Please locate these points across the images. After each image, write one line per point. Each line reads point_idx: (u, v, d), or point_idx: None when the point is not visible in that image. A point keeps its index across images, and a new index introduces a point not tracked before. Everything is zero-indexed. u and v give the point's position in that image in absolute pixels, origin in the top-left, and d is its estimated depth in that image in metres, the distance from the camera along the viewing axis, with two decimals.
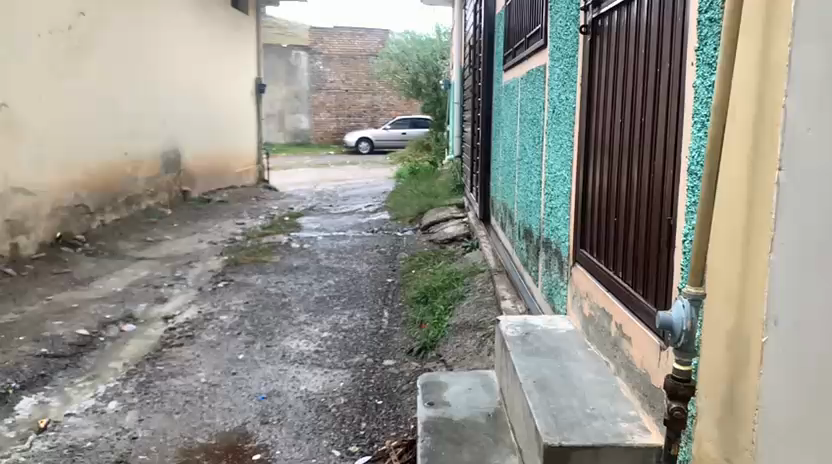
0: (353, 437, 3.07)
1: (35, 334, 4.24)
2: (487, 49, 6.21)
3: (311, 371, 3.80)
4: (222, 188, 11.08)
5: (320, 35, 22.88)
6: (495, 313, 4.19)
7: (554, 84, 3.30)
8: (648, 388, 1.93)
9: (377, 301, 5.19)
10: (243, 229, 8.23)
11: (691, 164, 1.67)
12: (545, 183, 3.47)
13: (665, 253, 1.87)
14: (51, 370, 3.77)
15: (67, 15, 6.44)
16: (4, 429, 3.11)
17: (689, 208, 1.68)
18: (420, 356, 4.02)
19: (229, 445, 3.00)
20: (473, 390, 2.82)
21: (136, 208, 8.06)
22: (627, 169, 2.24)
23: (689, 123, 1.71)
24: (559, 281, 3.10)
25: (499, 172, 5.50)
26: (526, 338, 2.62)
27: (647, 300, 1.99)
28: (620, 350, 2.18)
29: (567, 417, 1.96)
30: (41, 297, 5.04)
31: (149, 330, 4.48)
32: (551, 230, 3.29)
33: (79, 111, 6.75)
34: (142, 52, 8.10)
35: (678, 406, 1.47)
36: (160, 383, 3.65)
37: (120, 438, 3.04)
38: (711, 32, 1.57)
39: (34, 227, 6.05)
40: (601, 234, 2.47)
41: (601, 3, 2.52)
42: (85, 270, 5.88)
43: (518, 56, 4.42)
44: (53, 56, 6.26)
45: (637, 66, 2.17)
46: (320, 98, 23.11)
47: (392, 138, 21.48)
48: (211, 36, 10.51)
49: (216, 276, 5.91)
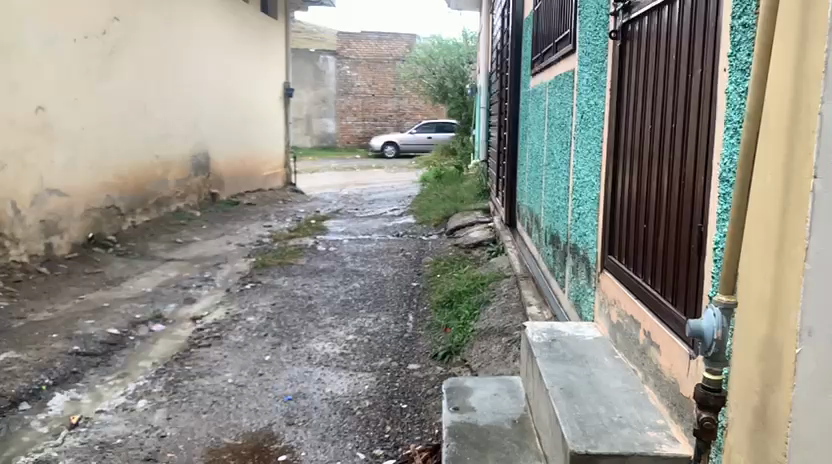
0: (378, 440, 3.08)
1: (67, 332, 4.33)
2: (515, 52, 6.21)
3: (336, 374, 3.83)
4: (250, 191, 11.20)
5: (347, 40, 23.08)
6: (521, 319, 4.17)
7: (583, 89, 3.28)
8: (676, 396, 1.91)
9: (402, 305, 5.20)
10: (270, 231, 8.31)
11: (723, 171, 1.66)
12: (573, 188, 3.45)
13: (695, 261, 1.85)
14: (83, 367, 3.85)
15: (102, 21, 6.59)
16: (38, 425, 3.19)
17: (720, 216, 1.66)
18: (445, 361, 4.03)
19: (255, 445, 3.04)
20: (498, 396, 2.81)
21: (167, 209, 8.20)
22: (657, 174, 2.22)
23: (721, 129, 1.69)
24: (587, 287, 3.07)
25: (525, 178, 5.49)
26: (552, 345, 2.60)
27: (676, 308, 1.98)
28: (648, 357, 2.15)
29: (594, 425, 1.95)
30: (74, 296, 5.15)
31: (178, 330, 4.55)
32: (579, 237, 3.27)
33: (112, 114, 6.89)
34: (173, 57, 8.24)
35: (708, 417, 1.44)
36: (188, 382, 3.70)
37: (149, 436, 3.09)
38: (744, 37, 1.55)
39: (67, 227, 6.19)
40: (630, 241, 2.46)
41: (631, 8, 2.51)
42: (116, 270, 5.99)
43: (546, 61, 4.42)
44: (88, 60, 6.41)
45: (668, 74, 2.15)
46: (347, 103, 23.27)
47: (418, 142, 21.53)
48: (241, 41, 10.65)
49: (244, 277, 5.99)
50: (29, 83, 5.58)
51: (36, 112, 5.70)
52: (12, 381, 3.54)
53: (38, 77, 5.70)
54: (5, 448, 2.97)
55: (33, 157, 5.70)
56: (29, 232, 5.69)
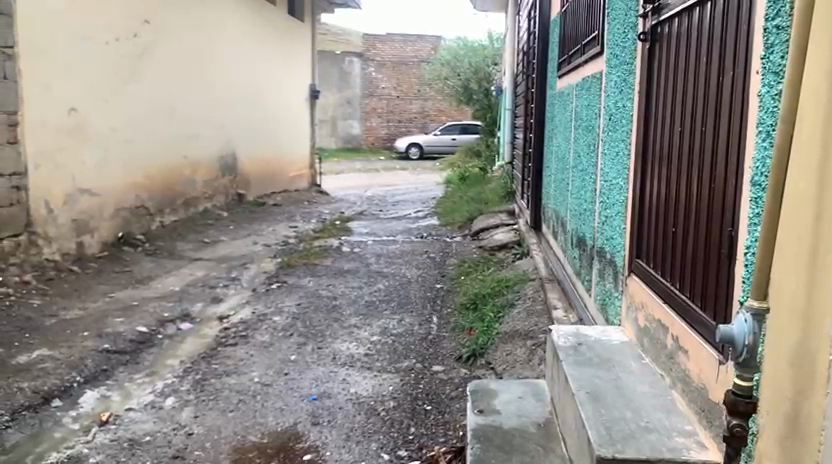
0: (402, 441, 3.09)
1: (98, 330, 4.41)
2: (541, 54, 6.19)
3: (360, 374, 3.85)
4: (276, 192, 11.30)
5: (372, 42, 23.19)
6: (546, 322, 4.15)
7: (611, 91, 3.26)
8: (705, 402, 1.89)
9: (426, 307, 5.20)
10: (296, 232, 8.38)
11: (755, 174, 1.63)
12: (600, 191, 3.43)
13: (726, 266, 1.83)
14: (113, 365, 3.92)
15: (132, 23, 6.71)
16: (69, 421, 3.25)
17: (752, 221, 1.64)
18: (469, 363, 4.03)
19: (280, 444, 3.06)
20: (523, 399, 2.80)
21: (195, 210, 8.31)
22: (687, 176, 2.20)
23: (752, 132, 1.67)
24: (614, 290, 3.05)
25: (551, 180, 5.47)
26: (578, 348, 2.58)
27: (706, 314, 1.95)
28: (676, 363, 2.13)
29: (621, 429, 1.93)
30: (104, 295, 5.24)
31: (205, 330, 4.61)
32: (606, 240, 3.25)
33: (141, 115, 7.00)
34: (202, 59, 8.35)
35: (738, 423, 1.43)
36: (215, 380, 3.75)
37: (177, 434, 3.14)
38: (778, 39, 1.53)
39: (98, 227, 6.31)
40: (659, 245, 2.43)
41: (661, 9, 2.48)
42: (144, 269, 6.08)
43: (573, 63, 4.41)
44: (118, 62, 6.52)
45: (698, 76, 2.12)
46: (371, 104, 23.39)
47: (443, 143, 21.54)
48: (268, 43, 10.75)
49: (270, 277, 6.04)
50: (62, 84, 5.70)
51: (69, 113, 5.81)
52: (44, 378, 3.62)
53: (72, 80, 5.82)
54: (37, 443, 3.04)
55: (66, 157, 5.81)
56: (61, 230, 5.81)
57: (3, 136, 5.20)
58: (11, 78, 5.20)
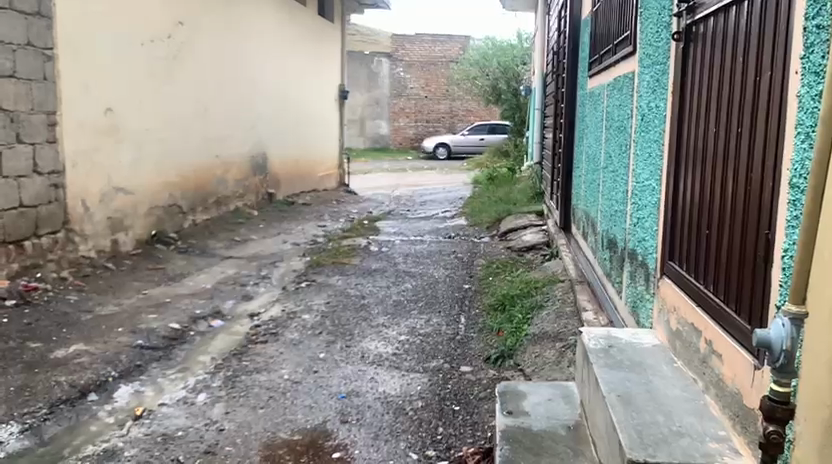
0: (431, 442, 3.10)
1: (132, 326, 4.50)
2: (572, 53, 6.14)
3: (388, 374, 3.86)
4: (305, 192, 11.39)
5: (401, 42, 23.24)
6: (576, 325, 4.13)
7: (643, 91, 3.22)
8: (740, 408, 1.87)
9: (454, 307, 5.20)
10: (325, 231, 8.44)
11: (793, 177, 1.61)
12: (632, 193, 3.39)
13: (762, 269, 1.80)
14: (146, 361, 3.99)
15: (167, 25, 6.84)
16: (104, 415, 3.33)
17: (789, 223, 1.61)
18: (497, 364, 4.01)
19: (310, 441, 3.09)
20: (553, 402, 2.78)
21: (226, 209, 8.41)
22: (721, 180, 2.17)
23: (791, 135, 1.64)
24: (645, 293, 3.01)
25: (581, 181, 5.43)
26: (609, 351, 2.55)
27: (740, 317, 1.93)
28: (710, 367, 2.11)
29: (652, 433, 1.91)
30: (138, 291, 5.34)
31: (236, 327, 4.68)
32: (637, 242, 3.21)
33: (174, 114, 7.11)
34: (234, 60, 8.46)
35: (775, 430, 1.42)
36: (246, 378, 3.79)
37: (209, 429, 3.18)
38: (818, 39, 1.50)
39: (132, 225, 6.43)
40: (692, 248, 2.41)
41: (696, 9, 2.45)
42: (177, 267, 6.19)
43: (605, 63, 4.37)
44: (153, 62, 6.63)
45: (734, 78, 2.09)
46: (400, 104, 23.47)
47: (471, 144, 21.51)
48: (298, 43, 10.83)
49: (299, 276, 6.09)
50: (99, 85, 5.82)
51: (105, 114, 5.92)
52: (81, 372, 3.70)
53: (108, 81, 5.94)
54: (74, 436, 3.11)
55: (102, 156, 5.94)
56: (97, 228, 5.94)
57: (43, 135, 5.27)
58: (50, 79, 5.30)
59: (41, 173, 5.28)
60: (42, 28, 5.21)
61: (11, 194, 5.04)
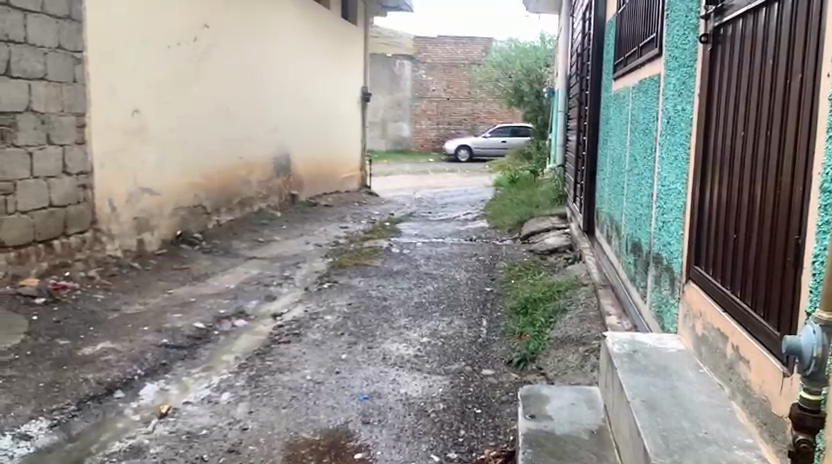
0: (453, 444, 3.09)
1: (157, 325, 4.56)
2: (596, 54, 6.10)
3: (410, 375, 3.87)
4: (328, 193, 11.45)
5: (424, 45, 23.27)
6: (599, 329, 4.10)
7: (669, 94, 3.19)
8: (768, 416, 1.84)
9: (476, 309, 5.20)
10: (346, 232, 8.48)
11: (824, 181, 1.59)
12: (657, 195, 3.36)
13: (790, 273, 1.78)
14: (171, 360, 4.04)
15: (193, 28, 6.93)
16: (130, 412, 3.38)
17: (820, 229, 1.60)
18: (520, 367, 3.99)
19: (332, 441, 3.11)
20: (576, 406, 2.77)
21: (250, 209, 8.49)
22: (750, 183, 2.14)
23: (822, 137, 1.62)
24: (670, 297, 2.98)
25: (605, 183, 5.39)
26: (634, 355, 2.53)
27: (768, 322, 1.90)
28: (736, 373, 2.08)
29: (678, 439, 1.89)
30: (163, 291, 5.42)
31: (258, 327, 4.72)
32: (663, 245, 3.18)
33: (199, 115, 7.19)
34: (258, 61, 8.54)
35: (805, 439, 1.39)
36: (269, 377, 3.83)
37: (232, 428, 3.22)
38: None
39: (158, 225, 6.53)
40: (719, 252, 2.38)
41: (724, 10, 2.42)
42: (201, 267, 6.25)
43: (630, 64, 4.34)
44: (179, 64, 6.72)
45: (763, 82, 2.06)
46: (422, 107, 23.49)
47: (493, 146, 21.46)
48: (321, 45, 10.91)
49: (321, 277, 6.13)
50: (126, 87, 5.91)
51: (131, 115, 6.02)
52: (108, 370, 3.76)
53: (135, 84, 6.03)
54: (101, 432, 3.16)
55: (128, 157, 6.03)
56: (123, 228, 6.03)
57: (73, 136, 5.36)
58: (80, 81, 5.39)
59: (71, 173, 5.37)
60: (73, 32, 5.31)
61: (42, 194, 5.14)
